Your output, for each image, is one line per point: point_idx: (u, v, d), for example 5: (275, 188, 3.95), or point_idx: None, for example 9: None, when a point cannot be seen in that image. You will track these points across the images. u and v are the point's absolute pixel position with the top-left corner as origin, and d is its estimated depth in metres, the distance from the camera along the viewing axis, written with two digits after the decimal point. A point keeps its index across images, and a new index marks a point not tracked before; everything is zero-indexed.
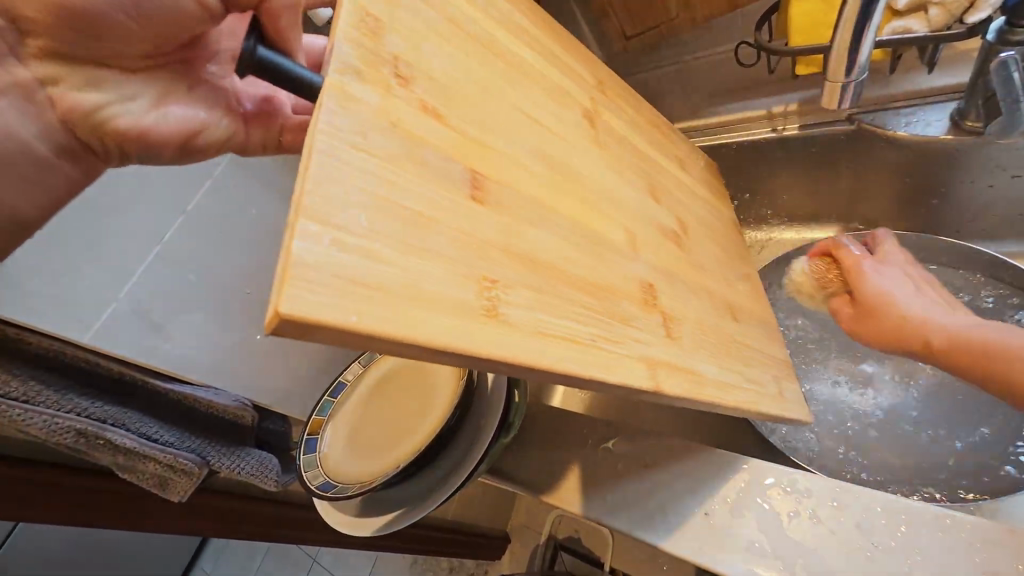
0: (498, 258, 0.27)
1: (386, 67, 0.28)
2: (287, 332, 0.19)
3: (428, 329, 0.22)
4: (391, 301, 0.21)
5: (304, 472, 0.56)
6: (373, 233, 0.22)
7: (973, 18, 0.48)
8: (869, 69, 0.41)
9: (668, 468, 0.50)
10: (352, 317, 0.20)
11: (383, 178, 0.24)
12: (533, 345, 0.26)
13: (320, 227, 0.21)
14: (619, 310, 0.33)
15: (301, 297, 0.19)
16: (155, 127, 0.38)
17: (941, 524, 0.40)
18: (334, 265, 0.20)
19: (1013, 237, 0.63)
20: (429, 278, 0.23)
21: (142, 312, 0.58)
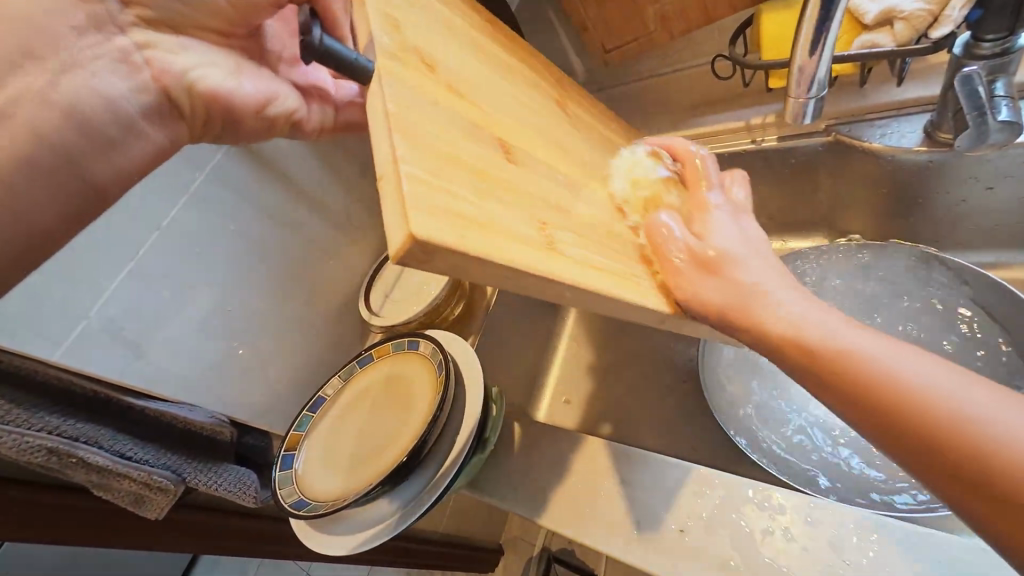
0: (539, 206, 0.32)
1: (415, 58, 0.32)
2: (414, 254, 0.23)
3: (510, 250, 0.26)
4: (478, 232, 0.25)
5: (278, 489, 0.56)
6: (449, 179, 0.26)
7: (937, 32, 0.49)
8: (829, 86, 0.42)
9: (643, 483, 0.49)
10: (455, 239, 0.24)
11: (445, 137, 0.28)
12: (591, 274, 0.30)
13: (409, 168, 0.24)
14: (629, 251, 0.37)
15: (424, 221, 0.23)
16: (235, 92, 0.44)
17: (912, 542, 0.40)
18: (435, 205, 0.24)
19: (987, 248, 0.63)
20: (499, 213, 0.27)
21: (118, 330, 0.59)
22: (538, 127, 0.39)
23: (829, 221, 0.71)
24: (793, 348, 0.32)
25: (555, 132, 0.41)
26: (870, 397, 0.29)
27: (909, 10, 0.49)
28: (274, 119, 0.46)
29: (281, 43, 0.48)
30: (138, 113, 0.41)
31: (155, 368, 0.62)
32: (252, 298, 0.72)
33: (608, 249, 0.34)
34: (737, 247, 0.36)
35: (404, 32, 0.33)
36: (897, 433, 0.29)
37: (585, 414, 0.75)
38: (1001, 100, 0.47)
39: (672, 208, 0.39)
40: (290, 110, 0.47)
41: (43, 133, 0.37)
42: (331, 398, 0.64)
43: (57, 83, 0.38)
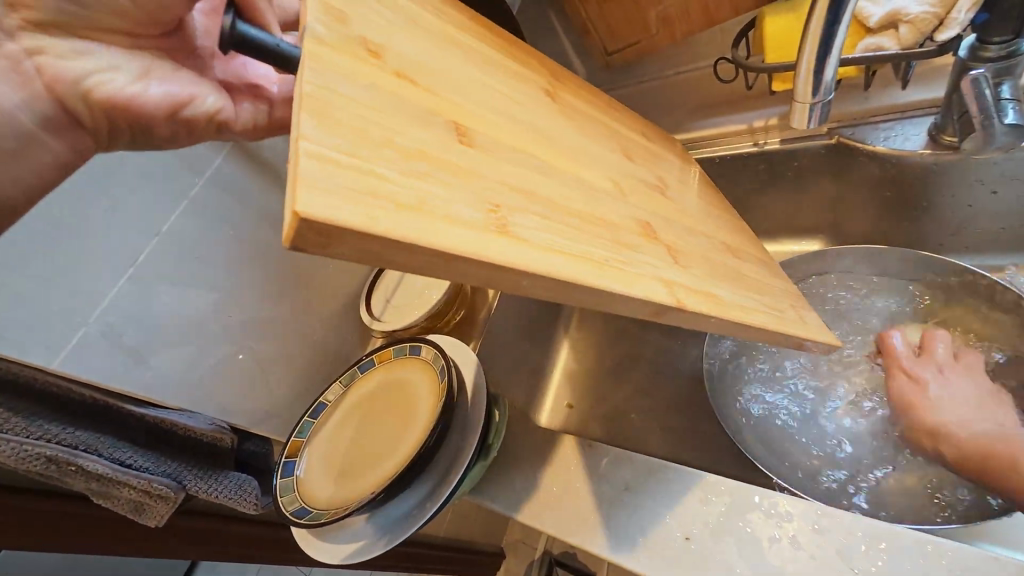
0: (503, 191, 0.27)
1: (358, 44, 0.28)
2: (311, 241, 0.18)
3: (445, 236, 0.21)
4: (401, 212, 0.21)
5: (280, 497, 0.56)
6: (371, 159, 0.22)
7: (943, 35, 0.48)
8: (835, 90, 0.42)
9: (648, 490, 0.49)
10: (366, 223, 0.19)
11: (372, 119, 0.24)
12: (557, 261, 0.25)
13: (314, 146, 0.20)
14: (621, 237, 0.32)
15: (317, 200, 0.18)
16: (139, 98, 0.36)
17: (922, 550, 0.39)
18: (336, 180, 0.19)
19: (993, 251, 0.62)
20: (432, 195, 0.23)
21: (118, 335, 0.58)
22: (519, 114, 0.35)
23: (832, 224, 0.70)
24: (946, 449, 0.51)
25: (552, 127, 0.38)
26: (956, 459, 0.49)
27: (914, 14, 0.49)
28: (193, 122, 0.39)
29: (209, 37, 0.42)
30: (34, 125, 0.36)
31: (154, 374, 0.61)
32: (251, 303, 0.72)
33: (595, 236, 0.29)
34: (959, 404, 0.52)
35: (346, 16, 0.29)
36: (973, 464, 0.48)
37: (588, 418, 0.74)
38: (1006, 103, 0.46)
39: (959, 360, 0.56)
40: (213, 112, 0.40)
41: None
42: (332, 404, 0.64)
43: None
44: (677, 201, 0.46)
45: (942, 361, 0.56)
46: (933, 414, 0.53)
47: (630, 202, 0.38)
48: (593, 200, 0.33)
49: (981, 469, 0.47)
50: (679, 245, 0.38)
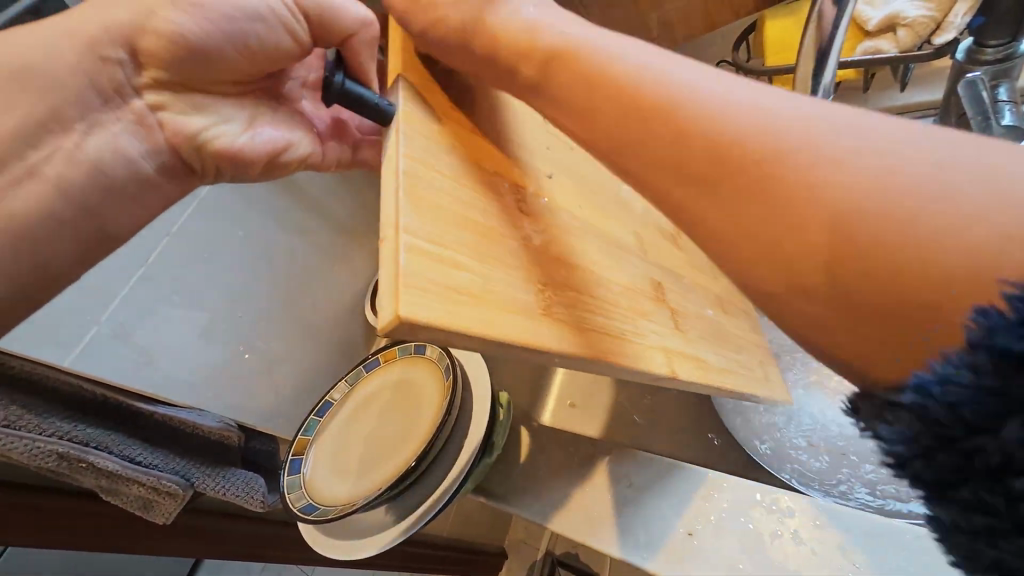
0: (552, 262, 0.29)
1: (436, 102, 0.31)
2: (399, 333, 0.21)
3: (505, 326, 0.23)
4: (475, 303, 0.23)
5: (287, 493, 0.56)
6: (452, 241, 0.24)
7: (939, 39, 0.50)
8: (833, 92, 0.42)
9: (653, 488, 0.49)
10: (450, 322, 0.21)
11: (455, 195, 0.27)
12: (593, 342, 0.27)
13: (414, 237, 0.23)
14: (641, 304, 0.33)
15: (412, 296, 0.21)
16: (246, 147, 0.43)
17: (919, 543, 0.40)
18: (425, 269, 0.22)
19: None
20: (498, 282, 0.25)
21: (128, 334, 0.59)
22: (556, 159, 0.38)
23: None
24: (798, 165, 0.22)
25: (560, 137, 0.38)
26: (792, 202, 0.22)
27: (912, 18, 0.50)
28: (289, 166, 0.45)
29: (307, 69, 0.47)
30: (153, 169, 0.43)
31: (163, 373, 0.62)
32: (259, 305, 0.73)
33: (618, 299, 0.31)
34: (740, 89, 0.25)
35: (431, 75, 0.34)
36: (843, 255, 0.21)
37: (590, 418, 0.75)
38: (1003, 104, 0.47)
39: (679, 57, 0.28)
40: (304, 156, 0.45)
41: (67, 188, 0.40)
42: (337, 403, 0.64)
43: (83, 144, 0.40)
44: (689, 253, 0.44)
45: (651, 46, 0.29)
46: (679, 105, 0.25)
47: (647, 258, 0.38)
48: (620, 260, 0.35)
49: (936, 345, 0.19)
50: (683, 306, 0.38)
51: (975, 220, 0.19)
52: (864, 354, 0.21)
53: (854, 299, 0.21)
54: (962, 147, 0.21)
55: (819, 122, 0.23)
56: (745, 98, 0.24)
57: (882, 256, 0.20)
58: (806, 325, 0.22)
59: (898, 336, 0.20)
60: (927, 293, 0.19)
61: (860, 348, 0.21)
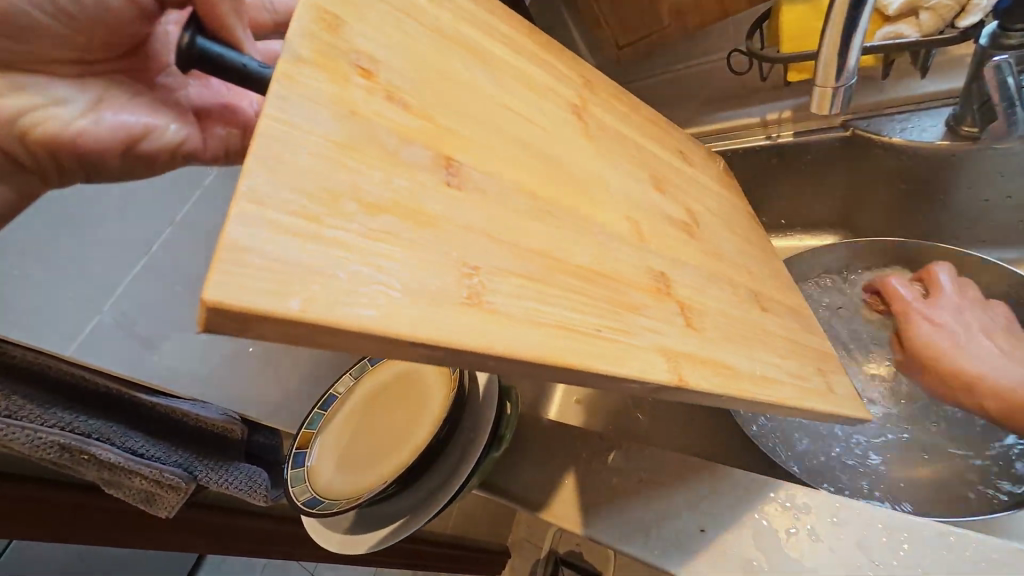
0: (477, 244, 0.24)
1: (346, 60, 0.24)
2: (222, 326, 0.16)
3: (397, 319, 0.19)
4: (348, 291, 0.18)
5: (291, 487, 0.55)
6: (325, 211, 0.19)
7: (964, 21, 0.49)
8: (857, 74, 0.41)
9: (663, 483, 0.48)
10: (296, 307, 0.17)
11: (337, 164, 0.21)
12: (533, 336, 0.22)
13: (260, 207, 0.17)
14: (625, 296, 0.28)
15: (232, 282, 0.16)
16: (86, 133, 0.40)
17: (944, 542, 0.39)
18: (271, 251, 0.17)
19: (1015, 244, 0.62)
20: (396, 263, 0.20)
21: (131, 323, 0.58)
22: (548, 136, 0.34)
23: (848, 218, 0.70)
24: (1009, 410, 0.51)
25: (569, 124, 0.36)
26: (1012, 414, 0.51)
27: (935, 0, 0.49)
28: (153, 155, 0.42)
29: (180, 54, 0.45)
30: None
31: (164, 364, 0.61)
32: None
33: (590, 293, 0.26)
34: (948, 339, 0.56)
35: (341, 25, 0.26)
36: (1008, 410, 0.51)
37: (597, 414, 0.74)
38: None
39: (956, 315, 0.57)
40: (173, 143, 0.42)
41: None
42: (342, 397, 0.63)
43: None
44: (710, 243, 0.42)
45: (943, 300, 0.58)
46: (941, 344, 0.55)
47: (646, 249, 0.34)
48: (596, 246, 0.30)
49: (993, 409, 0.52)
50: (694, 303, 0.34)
51: (975, 384, 0.52)
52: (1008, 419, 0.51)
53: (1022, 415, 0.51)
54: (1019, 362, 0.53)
55: (983, 357, 0.54)
56: (963, 347, 0.55)
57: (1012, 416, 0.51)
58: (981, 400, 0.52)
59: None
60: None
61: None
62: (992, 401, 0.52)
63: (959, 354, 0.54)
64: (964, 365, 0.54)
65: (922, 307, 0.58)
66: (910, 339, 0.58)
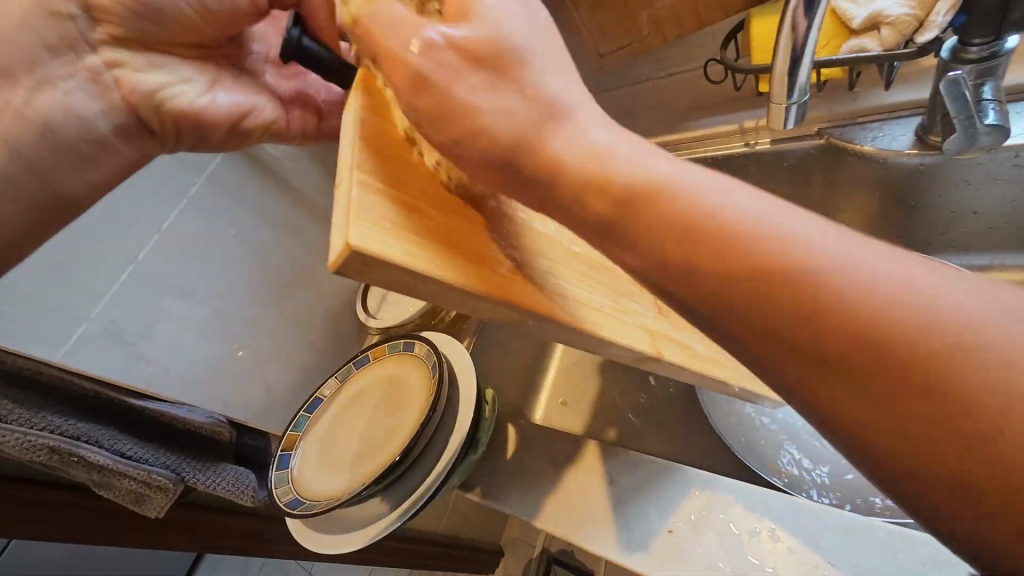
0: (515, 228, 0.29)
1: (398, 69, 0.31)
2: (352, 268, 0.20)
3: (464, 273, 0.23)
4: (434, 246, 0.23)
5: (275, 488, 0.57)
6: (415, 194, 0.25)
7: (922, 38, 0.50)
8: (810, 91, 0.43)
9: (632, 485, 0.50)
10: (405, 257, 0.21)
11: (415, 156, 0.26)
12: (559, 304, 0.27)
13: (367, 179, 0.23)
14: (621, 284, 0.33)
15: (364, 232, 0.21)
16: (206, 108, 0.40)
17: (896, 543, 0.40)
18: (382, 212, 0.22)
19: (983, 251, 0.63)
20: (461, 231, 0.25)
21: (119, 330, 0.60)
22: None
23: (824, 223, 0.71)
24: (905, 373, 0.19)
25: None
26: (1010, 422, 0.17)
27: (894, 16, 0.50)
28: (249, 131, 0.41)
29: (267, 44, 0.44)
30: (109, 132, 0.40)
31: (154, 368, 0.63)
32: (253, 300, 0.74)
33: (594, 278, 0.31)
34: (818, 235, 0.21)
35: None
36: (921, 399, 0.19)
37: (579, 415, 0.75)
38: (988, 103, 0.47)
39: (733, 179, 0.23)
40: (268, 123, 0.42)
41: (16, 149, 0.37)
42: (327, 399, 0.66)
43: (31, 102, 0.38)
44: None
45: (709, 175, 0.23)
46: (792, 250, 0.20)
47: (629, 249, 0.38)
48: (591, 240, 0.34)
49: (985, 467, 0.18)
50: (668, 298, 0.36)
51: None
52: (960, 483, 0.18)
53: (921, 431, 0.19)
54: (1019, 313, 0.19)
55: (890, 275, 0.20)
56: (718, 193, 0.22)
57: (890, 357, 0.19)
58: (904, 419, 0.19)
59: (951, 466, 0.18)
60: (928, 398, 0.19)
61: (903, 472, 0.20)
62: (905, 347, 0.19)
63: (817, 261, 0.20)
64: (830, 261, 0.20)
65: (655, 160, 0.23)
66: (742, 255, 0.21)
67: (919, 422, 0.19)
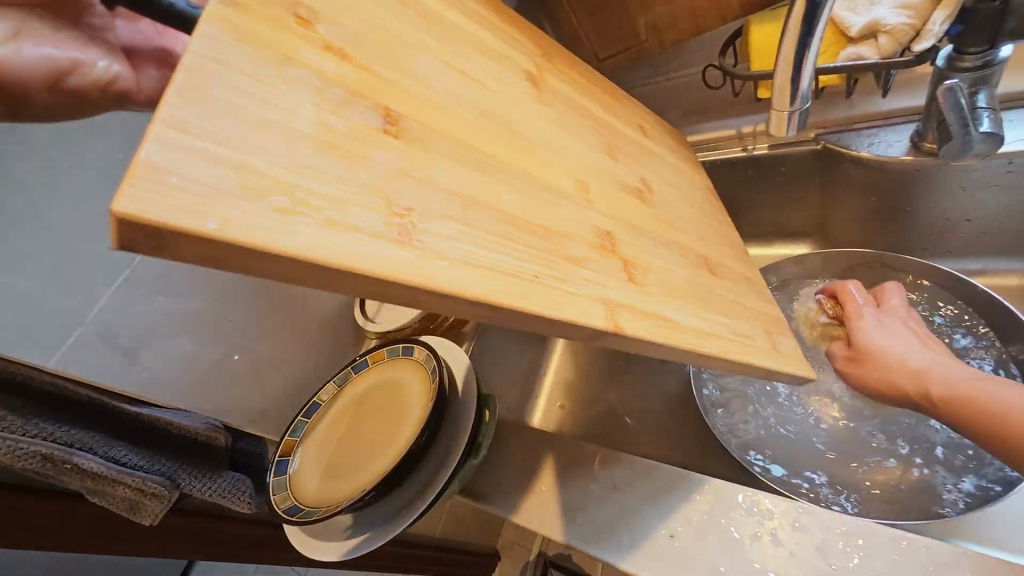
0: (411, 189, 0.24)
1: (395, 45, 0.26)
2: (141, 245, 0.16)
3: (312, 246, 0.19)
4: (272, 215, 0.19)
5: (273, 494, 0.57)
6: (256, 146, 0.20)
7: (919, 47, 0.50)
8: (811, 100, 0.43)
9: (635, 490, 0.49)
10: (211, 228, 0.17)
11: (277, 109, 0.21)
12: (464, 277, 0.22)
13: (181, 132, 0.18)
14: (569, 249, 0.29)
15: (149, 196, 0.16)
16: (11, 61, 0.32)
17: (897, 547, 0.40)
18: (194, 179, 0.17)
19: (974, 255, 0.65)
20: (318, 195, 0.20)
21: (113, 334, 0.59)
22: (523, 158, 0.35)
23: (821, 228, 0.72)
24: (945, 406, 0.49)
25: (554, 126, 0.36)
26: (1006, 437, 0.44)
27: (893, 25, 0.50)
28: (85, 93, 0.35)
29: None
30: None
31: (149, 373, 0.62)
32: (248, 304, 0.72)
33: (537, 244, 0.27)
34: (928, 358, 0.52)
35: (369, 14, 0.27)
36: (961, 417, 0.48)
37: (578, 418, 0.75)
38: (982, 111, 0.48)
39: (913, 344, 0.54)
40: (108, 81, 0.36)
41: None
42: (325, 404, 0.65)
43: None
44: (663, 209, 0.43)
45: (895, 311, 0.58)
46: (908, 363, 0.52)
47: (596, 210, 0.34)
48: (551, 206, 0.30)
49: None
50: (642, 259, 0.34)
51: (995, 406, 0.46)
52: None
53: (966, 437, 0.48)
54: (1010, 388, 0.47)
55: (973, 378, 0.49)
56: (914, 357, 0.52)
57: (948, 398, 0.49)
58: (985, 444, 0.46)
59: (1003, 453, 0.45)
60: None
61: None
62: (936, 385, 0.50)
63: (947, 370, 0.50)
64: (925, 368, 0.51)
65: (872, 314, 0.58)
66: (857, 336, 0.56)
67: (985, 440, 0.46)
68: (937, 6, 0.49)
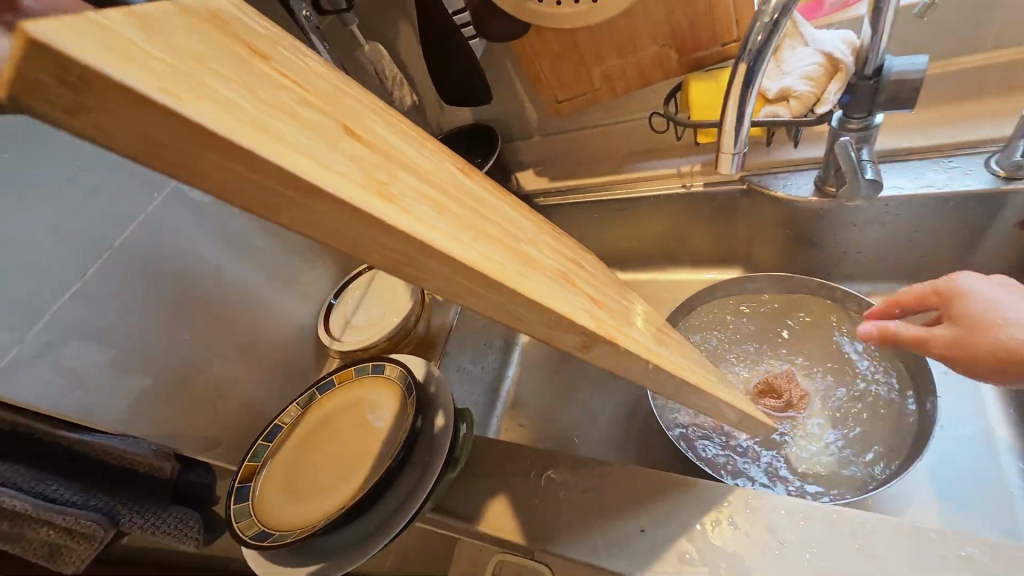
0: (388, 172, 0.22)
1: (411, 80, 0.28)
2: (49, 94, 0.12)
3: (296, 164, 0.16)
4: (240, 121, 0.16)
5: (235, 522, 0.54)
6: (216, 74, 0.18)
7: (820, 109, 0.62)
8: (749, 144, 0.52)
9: (608, 491, 0.54)
10: (156, 95, 0.14)
11: (257, 76, 0.20)
12: (517, 266, 0.24)
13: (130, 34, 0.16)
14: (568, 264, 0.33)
15: (69, 36, 0.13)
16: None
17: (829, 516, 0.47)
18: (124, 46, 0.15)
19: (863, 279, 0.78)
20: (289, 132, 0.18)
21: (57, 356, 0.52)
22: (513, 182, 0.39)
23: (747, 255, 0.83)
24: None
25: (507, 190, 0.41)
26: None
27: (800, 92, 0.62)
28: None
29: None
30: None
31: (96, 401, 0.55)
32: (213, 325, 0.65)
33: (547, 259, 0.31)
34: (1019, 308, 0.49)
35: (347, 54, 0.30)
36: None
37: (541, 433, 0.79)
38: (867, 163, 0.60)
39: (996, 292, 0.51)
40: None
41: None
42: (288, 426, 0.63)
43: None
44: (593, 275, 0.46)
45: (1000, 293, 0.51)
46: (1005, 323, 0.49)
47: (562, 258, 0.37)
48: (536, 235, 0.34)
49: None
50: (611, 301, 0.39)
51: None
52: None
53: None
54: None
55: None
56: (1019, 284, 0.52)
57: None
58: None
59: None
60: None
61: None
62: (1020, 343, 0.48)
63: None
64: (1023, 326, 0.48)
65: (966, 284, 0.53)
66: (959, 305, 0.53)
67: None
68: (830, 81, 0.62)
